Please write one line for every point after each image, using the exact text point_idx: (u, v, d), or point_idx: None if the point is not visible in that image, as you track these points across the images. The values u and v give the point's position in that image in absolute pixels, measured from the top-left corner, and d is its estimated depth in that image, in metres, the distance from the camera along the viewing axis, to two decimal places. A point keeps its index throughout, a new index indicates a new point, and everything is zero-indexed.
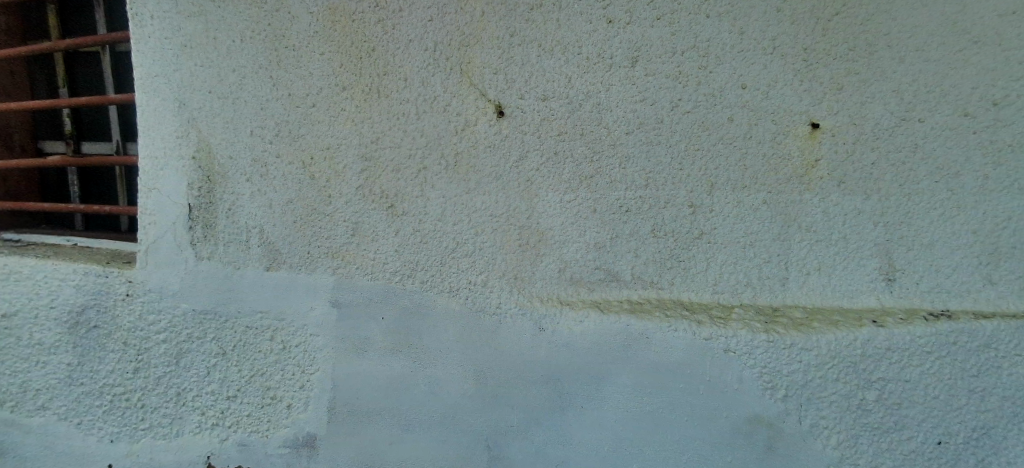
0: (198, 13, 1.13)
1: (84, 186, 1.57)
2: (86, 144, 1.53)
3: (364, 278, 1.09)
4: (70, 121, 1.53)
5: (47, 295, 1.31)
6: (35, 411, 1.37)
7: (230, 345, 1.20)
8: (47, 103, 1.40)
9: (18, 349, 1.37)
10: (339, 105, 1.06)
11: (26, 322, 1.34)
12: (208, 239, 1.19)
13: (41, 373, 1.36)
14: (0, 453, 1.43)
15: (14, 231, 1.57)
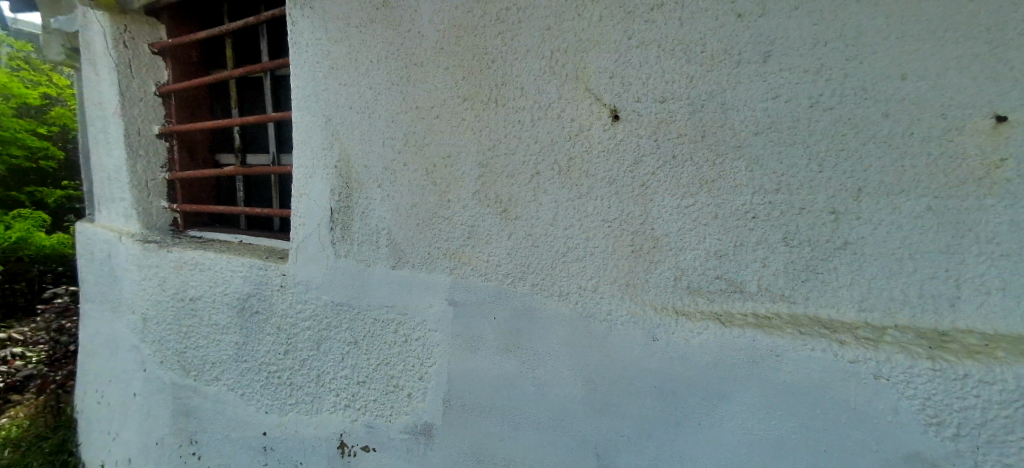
0: (343, 38, 1.28)
1: (249, 192, 1.84)
2: (251, 156, 1.79)
3: (478, 279, 1.14)
4: (240, 137, 1.79)
5: (222, 283, 1.56)
6: (211, 380, 1.64)
7: (361, 335, 1.32)
8: (223, 122, 1.66)
9: (201, 327, 1.64)
10: (459, 115, 1.12)
11: (207, 305, 1.61)
12: (345, 239, 1.33)
13: (216, 348, 1.62)
14: (186, 412, 1.72)
15: (199, 230, 1.89)
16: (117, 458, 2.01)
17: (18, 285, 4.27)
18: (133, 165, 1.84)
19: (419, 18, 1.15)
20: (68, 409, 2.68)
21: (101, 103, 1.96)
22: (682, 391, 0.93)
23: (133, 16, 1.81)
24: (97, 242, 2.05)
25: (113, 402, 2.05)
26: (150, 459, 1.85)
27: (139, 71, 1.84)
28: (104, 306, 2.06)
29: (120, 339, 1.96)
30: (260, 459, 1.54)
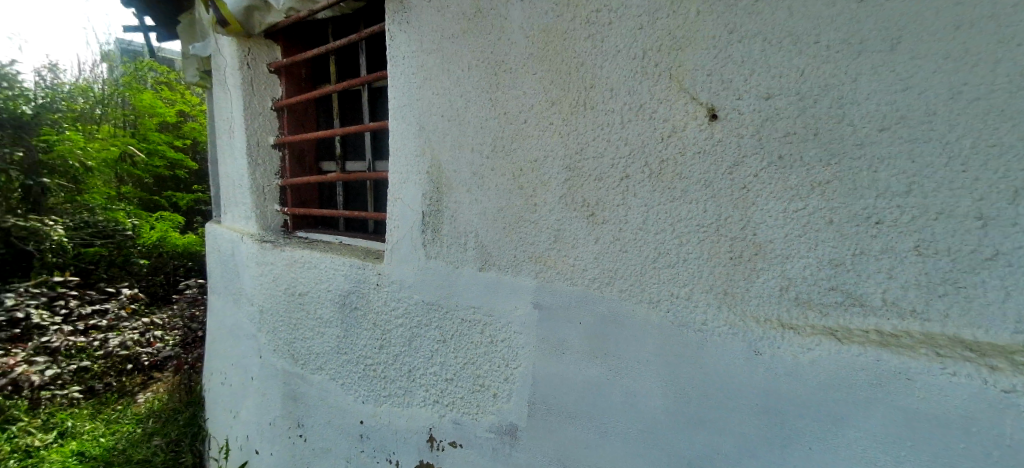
0: (437, 49, 1.33)
1: (348, 196, 1.98)
2: (351, 163, 1.92)
3: (564, 283, 1.14)
4: (341, 146, 1.93)
5: (326, 280, 1.69)
6: (316, 369, 1.78)
7: (449, 334, 1.37)
8: (327, 132, 1.81)
9: (308, 320, 1.79)
10: (547, 119, 1.13)
11: (313, 300, 1.76)
12: (435, 241, 1.39)
13: (320, 340, 1.76)
14: (294, 397, 1.89)
15: (305, 231, 2.06)
16: (237, 434, 2.25)
17: (159, 278, 4.81)
18: (252, 172, 2.07)
19: (509, 26, 1.18)
20: (199, 388, 3.03)
21: (229, 119, 2.22)
22: (787, 409, 0.86)
23: (256, 40, 2.02)
24: (224, 241, 2.31)
25: (234, 383, 2.29)
26: (264, 437, 2.05)
27: (259, 88, 2.05)
28: (228, 298, 2.32)
29: (241, 328, 2.19)
30: (357, 445, 1.65)
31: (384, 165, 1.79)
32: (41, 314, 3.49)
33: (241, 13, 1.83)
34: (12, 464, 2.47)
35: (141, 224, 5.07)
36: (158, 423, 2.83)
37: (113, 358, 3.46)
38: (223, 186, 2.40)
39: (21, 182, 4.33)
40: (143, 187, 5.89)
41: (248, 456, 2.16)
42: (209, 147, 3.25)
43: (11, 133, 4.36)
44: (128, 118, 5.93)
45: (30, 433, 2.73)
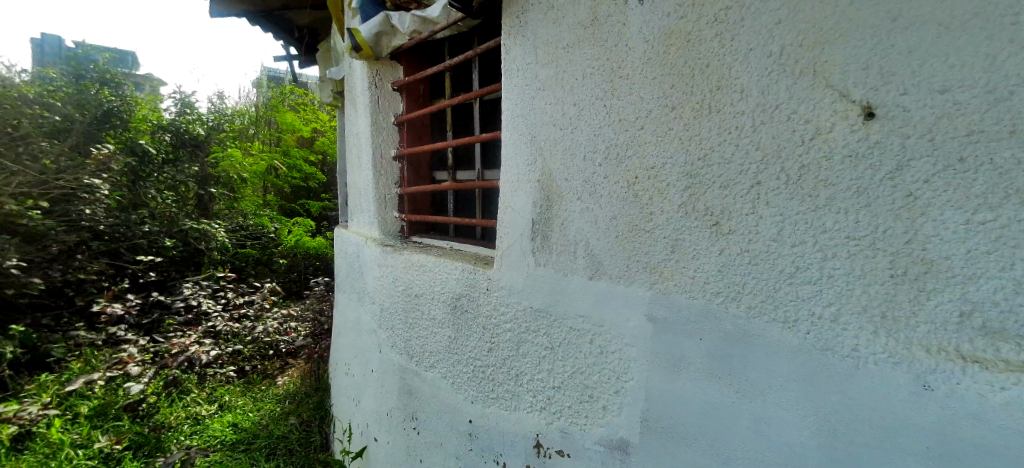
0: (552, 59, 1.34)
1: (458, 204, 2.06)
2: (462, 173, 2.00)
3: (682, 296, 1.07)
4: (453, 156, 2.02)
5: (440, 283, 1.78)
6: (429, 367, 1.88)
7: (558, 342, 1.36)
8: (440, 145, 1.90)
9: (423, 321, 1.90)
10: (667, 125, 1.08)
11: (428, 301, 1.85)
12: (545, 249, 1.39)
13: (434, 339, 1.85)
14: (409, 391, 2.01)
15: (420, 236, 2.18)
16: (357, 421, 2.44)
17: (292, 276, 5.49)
18: (377, 181, 2.26)
19: (627, 31, 1.15)
20: (325, 375, 3.37)
21: (359, 134, 2.43)
22: (966, 454, 0.74)
23: (383, 62, 2.20)
24: (351, 244, 2.54)
25: (357, 374, 2.50)
26: (381, 426, 2.20)
27: (384, 106, 2.23)
28: (354, 296, 2.53)
29: (364, 323, 2.38)
30: (465, 443, 1.70)
31: (494, 174, 1.84)
32: (207, 303, 4.13)
33: (372, 38, 2.00)
34: (184, 428, 2.92)
35: (283, 227, 5.74)
36: (293, 404, 3.20)
37: (259, 344, 3.92)
38: (352, 194, 2.64)
39: (195, 191, 5.22)
40: (285, 195, 6.66)
41: (367, 442, 2.34)
42: (339, 159, 3.59)
43: (188, 153, 5.29)
44: (276, 136, 6.80)
45: (197, 404, 3.17)
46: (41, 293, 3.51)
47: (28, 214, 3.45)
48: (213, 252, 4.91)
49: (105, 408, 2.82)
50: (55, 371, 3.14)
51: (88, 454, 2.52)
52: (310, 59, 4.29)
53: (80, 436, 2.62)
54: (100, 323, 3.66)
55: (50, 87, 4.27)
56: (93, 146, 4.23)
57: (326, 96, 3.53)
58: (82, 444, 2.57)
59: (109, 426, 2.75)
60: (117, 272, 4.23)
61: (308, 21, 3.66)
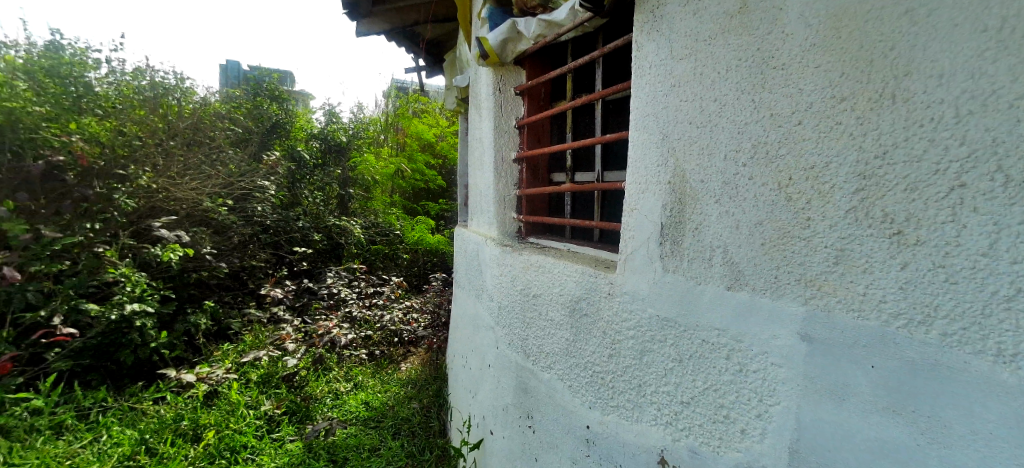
0: (690, 54, 1.26)
1: (575, 205, 2.03)
2: (579, 174, 1.95)
3: (846, 314, 0.94)
4: (571, 158, 1.99)
5: (560, 285, 1.76)
6: (547, 367, 1.86)
7: (687, 354, 1.26)
8: (560, 146, 1.88)
9: (541, 321, 1.89)
10: (833, 118, 0.95)
11: (546, 302, 1.85)
12: (675, 254, 1.30)
13: (550, 340, 1.83)
14: (526, 390, 2.01)
15: (536, 237, 2.17)
16: (475, 412, 2.53)
17: (414, 270, 5.77)
18: (497, 182, 2.31)
19: (784, 16, 1.03)
20: (444, 364, 3.56)
21: (482, 138, 2.52)
22: None
23: (508, 68, 2.25)
24: (472, 243, 2.63)
25: (474, 367, 2.58)
26: (497, 420, 2.25)
27: (507, 110, 2.28)
28: (473, 293, 2.62)
29: (482, 320, 2.46)
30: (582, 449, 1.66)
31: (615, 175, 1.77)
32: (344, 292, 4.58)
33: (498, 45, 2.05)
34: (329, 401, 3.25)
35: (407, 225, 5.95)
36: (415, 389, 3.41)
37: (387, 331, 4.20)
38: (473, 195, 2.74)
39: (337, 191, 5.85)
40: (410, 198, 6.98)
41: (483, 435, 2.40)
42: (460, 163, 3.77)
43: (333, 158, 5.98)
44: (402, 140, 7.17)
45: (339, 380, 3.49)
46: (225, 275, 4.17)
47: (218, 208, 4.15)
48: (351, 246, 5.43)
49: (269, 377, 3.25)
50: (234, 341, 3.73)
51: (255, 415, 2.91)
52: (437, 69, 4.58)
53: (251, 398, 3.04)
54: (265, 304, 4.24)
55: (235, 103, 5.11)
56: (263, 153, 4.98)
57: (451, 103, 3.72)
58: (251, 406, 2.98)
59: (271, 392, 3.18)
60: (282, 262, 4.94)
61: (436, 34, 3.91)
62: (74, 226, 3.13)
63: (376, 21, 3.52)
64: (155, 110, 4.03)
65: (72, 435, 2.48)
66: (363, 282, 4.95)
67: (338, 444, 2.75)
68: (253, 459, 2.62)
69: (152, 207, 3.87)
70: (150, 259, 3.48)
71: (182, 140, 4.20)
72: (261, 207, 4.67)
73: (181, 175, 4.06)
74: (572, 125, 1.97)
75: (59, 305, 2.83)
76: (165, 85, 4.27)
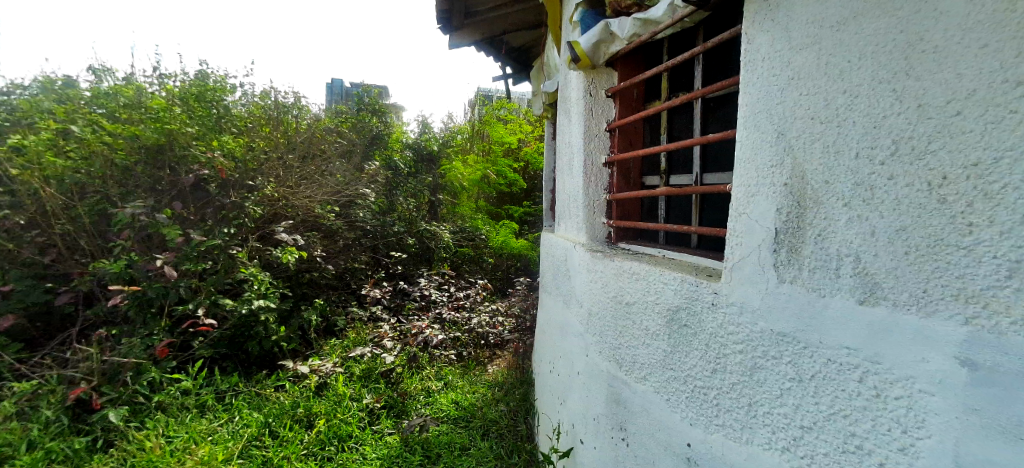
0: (812, 43, 1.13)
1: (670, 209, 1.93)
2: (675, 177, 1.85)
3: (1021, 337, 0.79)
4: (666, 161, 1.88)
5: (655, 293, 1.58)
6: (640, 378, 1.67)
7: (808, 375, 1.10)
8: (654, 149, 1.75)
9: (633, 329, 1.71)
10: (1004, 106, 0.81)
11: (640, 312, 1.66)
12: (792, 263, 1.15)
13: (645, 351, 1.64)
14: (616, 401, 1.83)
15: (628, 243, 2.08)
16: (563, 420, 2.39)
17: (498, 274, 5.84)
18: (587, 187, 2.24)
19: None
20: (529, 369, 3.53)
21: (571, 142, 2.45)
22: None
23: (598, 71, 2.18)
24: (561, 249, 2.55)
25: (563, 373, 2.45)
26: (588, 429, 2.07)
27: (598, 113, 2.20)
28: (562, 299, 2.53)
29: (571, 326, 2.33)
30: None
31: (716, 177, 1.65)
32: (435, 293, 4.69)
33: (590, 48, 1.99)
34: (422, 398, 3.32)
35: (492, 229, 6.09)
36: (502, 391, 3.37)
37: (474, 333, 4.23)
38: (561, 200, 2.69)
39: (428, 198, 6.09)
40: (493, 202, 7.11)
41: (574, 443, 2.24)
42: (545, 168, 3.75)
43: (425, 166, 6.24)
44: (488, 147, 7.23)
45: (431, 378, 3.58)
46: (332, 276, 4.48)
47: (328, 213, 4.57)
48: (441, 250, 5.58)
49: (369, 372, 3.40)
50: (339, 337, 4.01)
51: (359, 407, 3.08)
52: (526, 76, 4.62)
53: (355, 391, 3.22)
54: (365, 303, 4.49)
55: (342, 117, 5.54)
56: (366, 163, 5.34)
57: (538, 108, 3.71)
58: (355, 398, 3.16)
59: (372, 385, 3.32)
60: (380, 263, 5.15)
61: (523, 41, 3.95)
62: (214, 230, 3.57)
63: (468, 33, 3.63)
64: (275, 126, 4.57)
65: (212, 414, 2.82)
66: (452, 285, 5.05)
67: (432, 440, 2.81)
68: (356, 448, 2.77)
69: (274, 213, 4.31)
70: (272, 260, 3.90)
71: (297, 154, 4.64)
72: (365, 213, 4.97)
73: (298, 184, 4.49)
74: (668, 126, 1.86)
75: (203, 299, 3.23)
76: (286, 104, 4.74)
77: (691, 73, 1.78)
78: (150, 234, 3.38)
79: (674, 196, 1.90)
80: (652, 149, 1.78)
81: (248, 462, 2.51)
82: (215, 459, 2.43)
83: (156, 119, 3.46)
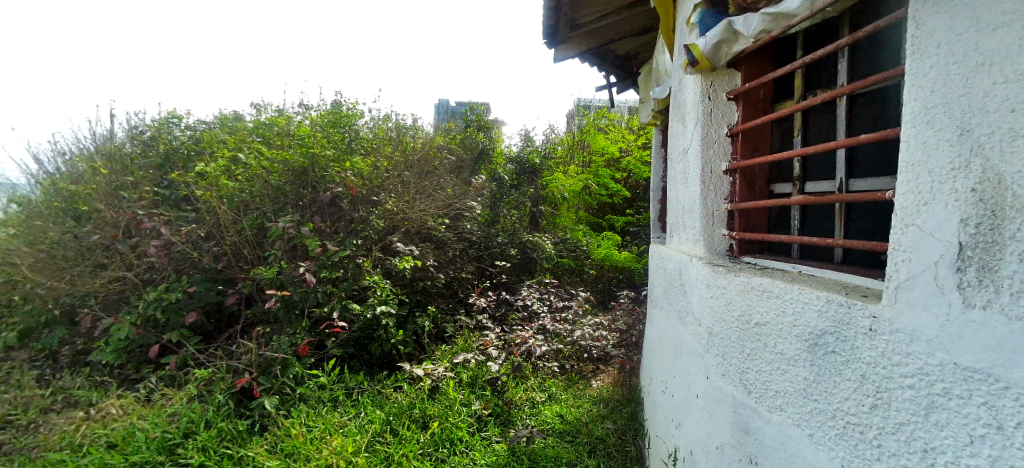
0: (1009, 21, 0.94)
1: (804, 220, 1.71)
2: (811, 184, 1.65)
3: None
4: (800, 167, 1.69)
5: (793, 314, 1.40)
6: (774, 409, 1.47)
7: (1011, 422, 0.90)
8: (785, 154, 1.57)
9: (764, 354, 1.52)
10: None
11: (773, 334, 1.48)
12: (984, 285, 0.95)
13: (780, 378, 1.45)
14: (743, 432, 1.63)
15: (753, 257, 1.88)
16: (679, 445, 2.19)
17: (599, 286, 5.71)
18: (703, 198, 2.07)
19: None
20: (637, 387, 3.34)
21: (686, 150, 2.30)
22: None
23: (718, 73, 2.02)
24: (674, 262, 2.38)
25: (677, 394, 2.25)
26: (710, 458, 1.87)
27: (718, 118, 2.04)
28: (674, 316, 2.35)
29: (686, 345, 2.15)
30: None
31: (863, 183, 1.44)
32: (537, 304, 4.52)
33: (710, 50, 1.85)
34: (527, 409, 3.27)
35: (593, 240, 5.94)
36: (608, 408, 3.22)
37: (577, 346, 3.99)
38: (673, 210, 2.54)
39: (530, 209, 6.13)
40: (593, 212, 6.97)
41: None
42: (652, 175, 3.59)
43: (527, 179, 6.21)
44: (589, 158, 7.06)
45: (535, 389, 3.50)
46: (442, 284, 4.62)
47: (439, 226, 4.73)
48: (544, 261, 5.54)
49: (475, 379, 3.45)
50: (448, 343, 4.12)
51: (468, 413, 3.13)
52: (632, 83, 4.50)
53: (464, 397, 3.29)
54: (473, 311, 4.54)
55: (451, 135, 5.84)
56: (473, 177, 5.56)
57: (646, 116, 3.57)
58: (465, 404, 3.23)
59: (479, 392, 3.36)
60: (485, 273, 5.25)
61: (629, 49, 3.86)
62: (345, 241, 3.93)
63: (574, 45, 3.62)
64: (392, 145, 4.87)
65: (343, 408, 3.07)
66: (553, 296, 4.81)
67: (538, 452, 2.77)
68: (467, 453, 2.83)
69: (393, 227, 4.52)
70: (391, 268, 4.14)
71: (413, 170, 4.90)
72: (472, 225, 5.13)
73: (413, 197, 4.68)
74: (802, 127, 1.67)
75: (336, 303, 3.57)
76: (403, 125, 5.13)
77: (834, 68, 1.58)
78: (296, 245, 3.83)
79: (810, 205, 1.69)
80: (783, 153, 1.60)
81: (373, 456, 2.68)
82: (345, 451, 2.64)
83: (303, 144, 3.92)
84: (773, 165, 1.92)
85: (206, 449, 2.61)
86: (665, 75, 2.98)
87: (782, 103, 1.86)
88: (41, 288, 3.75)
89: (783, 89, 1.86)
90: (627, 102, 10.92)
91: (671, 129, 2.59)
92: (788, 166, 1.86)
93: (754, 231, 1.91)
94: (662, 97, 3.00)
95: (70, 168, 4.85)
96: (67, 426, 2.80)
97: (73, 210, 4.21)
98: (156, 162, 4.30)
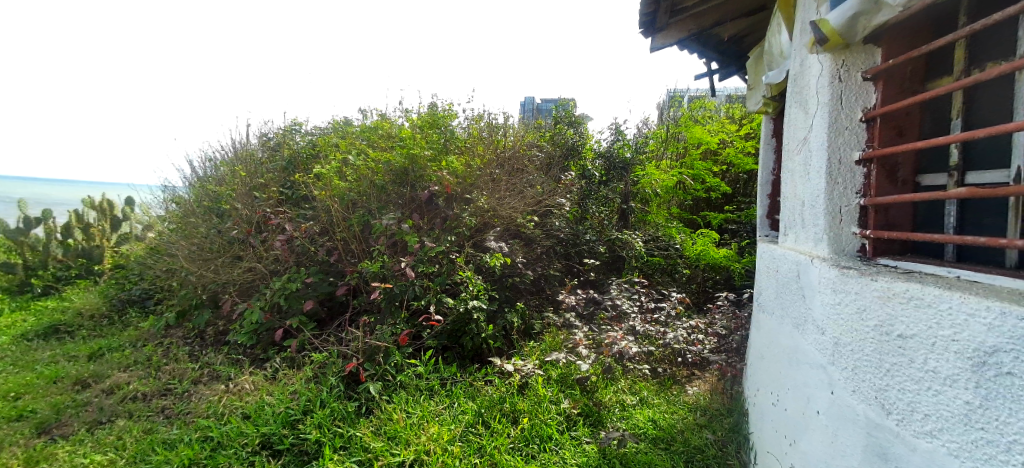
0: None
1: (963, 215, 1.47)
2: (975, 174, 1.40)
3: None
4: (960, 154, 1.45)
5: (951, 327, 1.20)
6: (922, 434, 1.28)
7: None
8: (937, 139, 1.35)
9: (910, 370, 1.33)
10: None
11: (923, 348, 1.28)
12: None
13: (933, 400, 1.25)
14: (881, 458, 1.44)
15: (890, 258, 1.65)
16: (793, 463, 2.00)
17: (693, 287, 5.35)
18: (830, 192, 1.85)
19: None
20: (738, 396, 3.07)
21: (806, 138, 2.08)
22: None
23: (852, 49, 1.81)
24: (789, 262, 2.16)
25: (792, 408, 2.05)
26: None
27: (851, 101, 1.81)
28: (789, 323, 2.14)
29: (803, 354, 1.95)
30: None
31: None
32: (627, 304, 4.35)
33: (844, 24, 1.65)
34: (617, 411, 3.16)
35: (687, 238, 5.59)
36: (705, 417, 3.01)
37: (670, 349, 3.78)
38: (789, 206, 2.32)
39: (620, 205, 5.88)
40: (687, 208, 6.61)
41: None
42: (760, 168, 3.30)
43: (618, 174, 6.03)
44: (683, 151, 6.61)
45: (626, 392, 3.37)
46: (531, 280, 4.56)
47: (527, 223, 4.67)
48: (633, 259, 5.33)
49: (565, 377, 3.40)
50: (536, 340, 4.08)
51: (557, 411, 3.09)
52: (735, 69, 4.19)
53: (553, 394, 3.25)
54: (561, 309, 4.47)
55: (540, 132, 5.86)
56: (562, 174, 5.49)
57: (755, 103, 3.29)
58: (554, 402, 3.18)
59: (568, 391, 3.30)
60: (572, 271, 5.18)
61: (736, 31, 3.55)
62: (440, 237, 4.06)
63: (673, 32, 3.42)
64: (484, 144, 4.86)
65: (438, 397, 3.15)
66: (645, 296, 4.62)
67: (629, 456, 2.67)
68: (557, 451, 2.79)
69: (484, 223, 4.51)
70: (482, 264, 4.19)
71: (504, 167, 4.90)
72: (561, 222, 5.08)
73: (503, 195, 4.64)
74: (964, 107, 1.43)
75: (432, 296, 3.71)
76: (494, 123, 5.23)
77: (1011, 35, 1.33)
78: (397, 241, 4.05)
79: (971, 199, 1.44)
80: (935, 138, 1.38)
81: (467, 446, 2.75)
82: (442, 439, 2.74)
83: (404, 146, 4.15)
84: (921, 152, 1.67)
85: (322, 426, 2.83)
86: (779, 58, 2.72)
87: (934, 82, 1.62)
88: (194, 276, 4.35)
89: (934, 65, 1.62)
90: (730, 89, 10.08)
91: (788, 115, 2.36)
92: (942, 153, 1.61)
93: (895, 229, 1.68)
94: (776, 82, 2.74)
95: (215, 172, 5.58)
96: (212, 397, 3.21)
97: (217, 209, 4.81)
98: (282, 166, 4.78)
